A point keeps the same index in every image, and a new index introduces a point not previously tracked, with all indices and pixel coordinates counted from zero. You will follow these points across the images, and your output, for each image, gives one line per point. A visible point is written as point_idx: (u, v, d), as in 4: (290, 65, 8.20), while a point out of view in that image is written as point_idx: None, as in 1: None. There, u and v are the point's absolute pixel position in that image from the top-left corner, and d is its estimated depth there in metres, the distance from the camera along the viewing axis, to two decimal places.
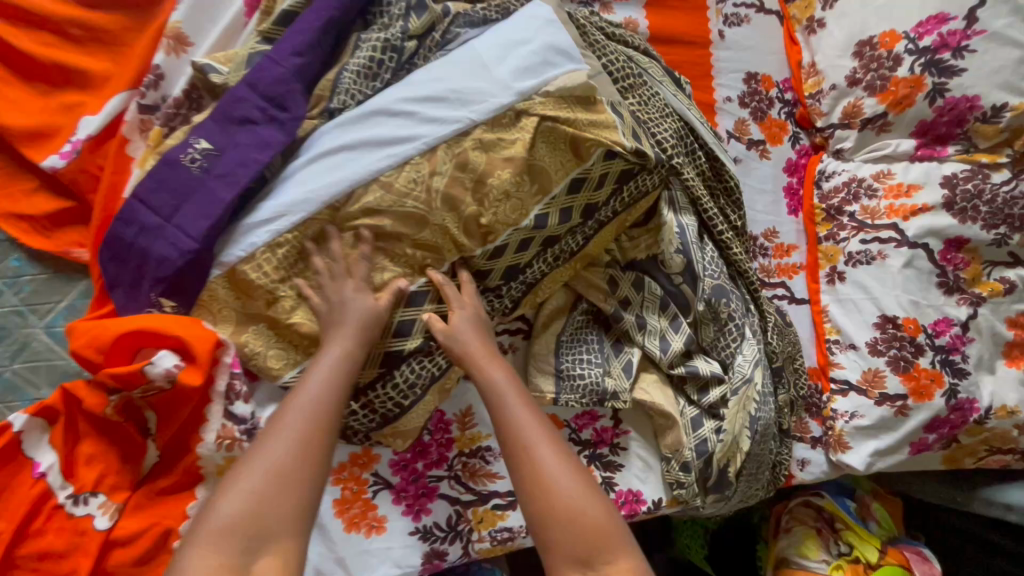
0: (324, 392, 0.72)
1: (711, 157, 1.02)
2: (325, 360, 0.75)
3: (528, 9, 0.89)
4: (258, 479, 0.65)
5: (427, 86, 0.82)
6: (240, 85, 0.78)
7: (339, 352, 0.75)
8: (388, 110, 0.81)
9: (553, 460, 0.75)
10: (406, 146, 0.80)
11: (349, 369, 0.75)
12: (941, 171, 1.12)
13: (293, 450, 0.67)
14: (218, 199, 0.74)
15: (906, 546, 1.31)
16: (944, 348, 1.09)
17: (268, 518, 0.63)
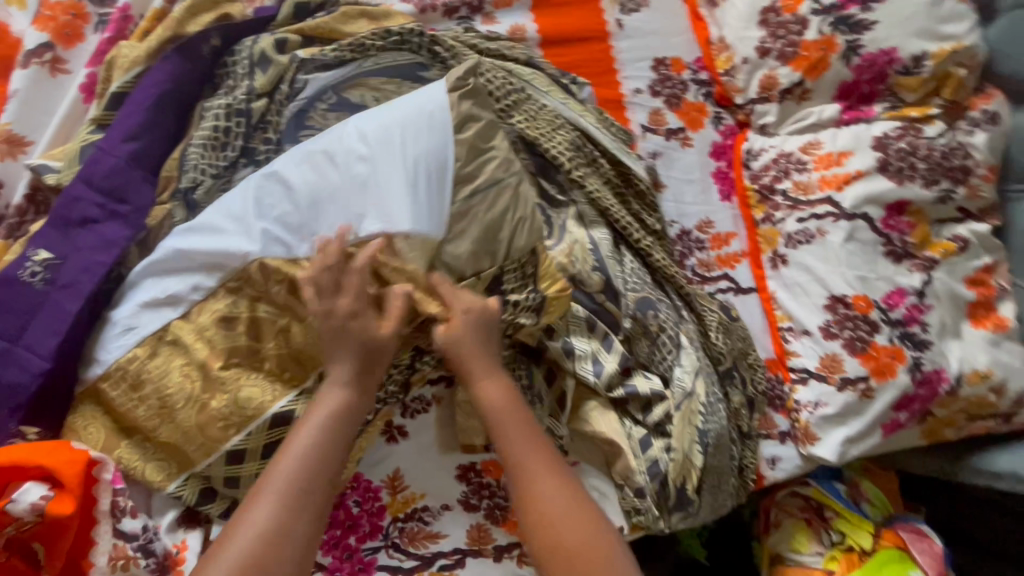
0: (301, 449, 0.69)
1: (615, 163, 0.97)
2: (314, 417, 0.71)
3: (426, 101, 0.80)
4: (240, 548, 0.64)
5: (273, 199, 0.75)
6: (74, 183, 0.74)
7: (327, 412, 0.71)
8: (233, 215, 0.75)
9: (551, 494, 0.77)
10: (227, 256, 0.73)
11: (329, 429, 0.71)
12: (872, 132, 1.04)
13: (273, 502, 0.67)
14: (65, 312, 0.71)
15: (902, 525, 1.23)
16: (900, 321, 1.01)
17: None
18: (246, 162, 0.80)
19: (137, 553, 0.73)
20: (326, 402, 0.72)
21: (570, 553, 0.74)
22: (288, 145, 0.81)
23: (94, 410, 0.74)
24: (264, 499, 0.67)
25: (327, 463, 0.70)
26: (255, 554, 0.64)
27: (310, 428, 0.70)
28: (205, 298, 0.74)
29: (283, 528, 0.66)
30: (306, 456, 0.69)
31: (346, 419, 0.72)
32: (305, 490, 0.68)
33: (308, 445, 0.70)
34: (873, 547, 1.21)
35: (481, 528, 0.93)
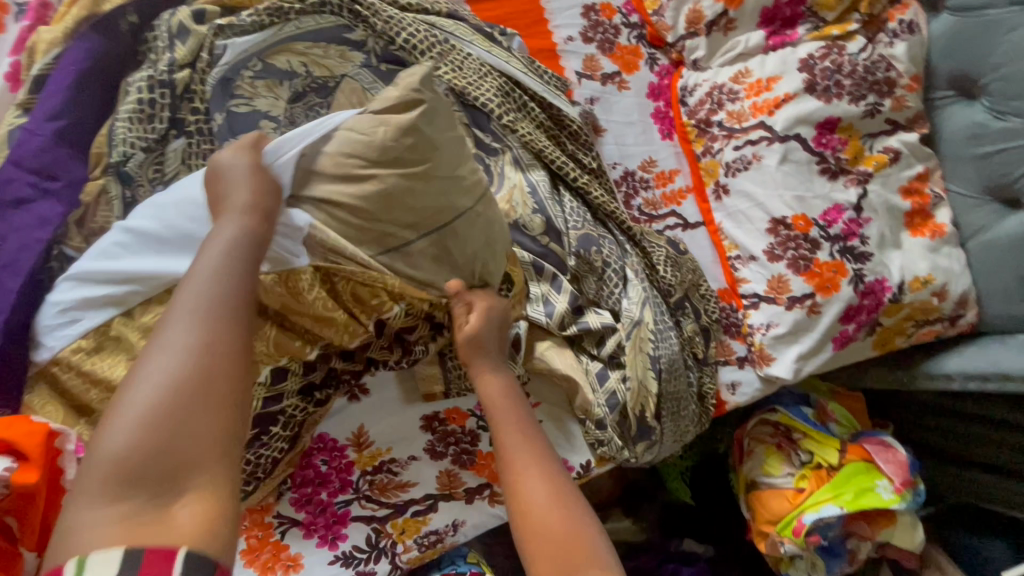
0: (224, 254, 0.58)
1: (545, 106, 0.99)
2: (220, 235, 0.60)
3: (407, 141, 0.75)
4: (150, 383, 0.51)
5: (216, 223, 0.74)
6: (4, 166, 0.75)
7: (237, 227, 0.61)
8: (160, 220, 0.74)
9: (542, 488, 0.71)
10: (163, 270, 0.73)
11: (252, 241, 0.61)
12: (797, 55, 1.06)
13: (194, 321, 0.54)
14: (8, 290, 0.73)
15: (868, 438, 1.27)
16: (840, 236, 1.05)
17: (174, 419, 0.50)
18: (175, 133, 0.84)
19: None
20: (230, 221, 0.62)
21: (549, 546, 0.66)
22: (217, 113, 0.85)
23: (45, 393, 0.76)
24: (172, 316, 0.54)
25: (244, 273, 0.59)
26: (181, 367, 0.51)
27: (218, 244, 0.59)
28: (149, 300, 0.75)
29: (201, 363, 0.52)
30: (237, 263, 0.59)
31: (254, 237, 0.62)
32: (218, 300, 0.55)
33: (214, 262, 0.58)
34: (841, 462, 1.25)
35: (451, 473, 0.96)
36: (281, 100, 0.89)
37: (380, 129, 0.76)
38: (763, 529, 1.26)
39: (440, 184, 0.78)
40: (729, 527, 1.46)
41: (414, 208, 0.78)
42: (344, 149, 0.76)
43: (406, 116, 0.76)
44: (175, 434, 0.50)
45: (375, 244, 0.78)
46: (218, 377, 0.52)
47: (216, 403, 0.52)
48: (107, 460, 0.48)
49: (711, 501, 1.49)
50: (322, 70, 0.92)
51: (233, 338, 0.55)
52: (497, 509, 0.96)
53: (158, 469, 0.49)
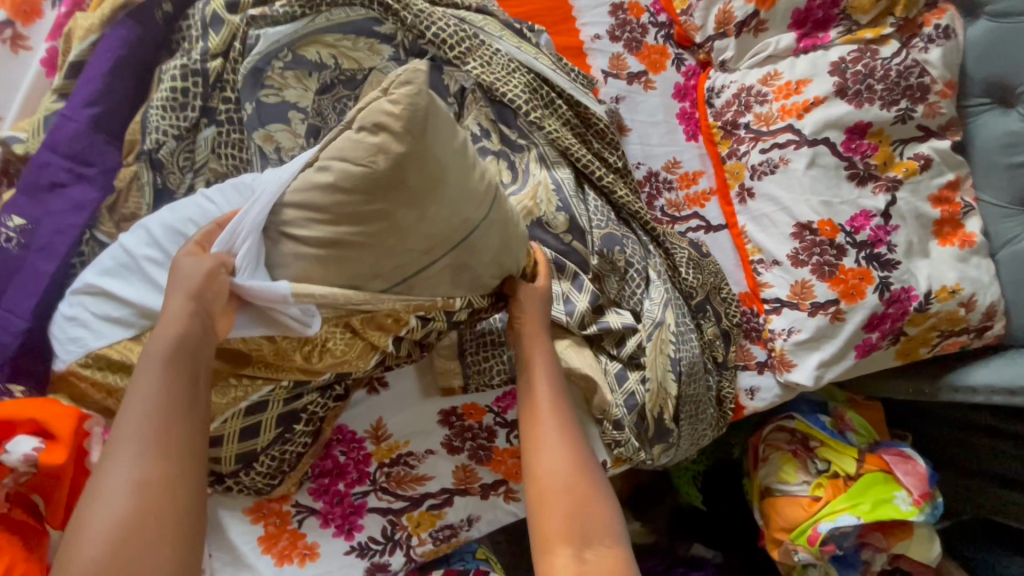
0: (162, 388, 0.62)
1: (573, 104, 0.98)
2: (157, 353, 0.63)
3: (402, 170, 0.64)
4: (103, 533, 0.55)
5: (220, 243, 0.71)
6: (40, 150, 0.77)
7: (172, 349, 0.63)
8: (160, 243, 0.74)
9: (562, 463, 0.74)
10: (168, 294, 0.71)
11: (189, 363, 0.64)
12: (828, 58, 1.05)
13: (139, 467, 0.58)
14: (43, 273, 0.75)
15: (885, 449, 1.26)
16: (867, 243, 1.03)
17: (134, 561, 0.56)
18: (206, 121, 0.85)
19: None
20: (168, 326, 0.64)
21: (561, 517, 0.71)
22: (247, 102, 0.86)
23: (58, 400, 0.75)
24: (121, 463, 0.58)
25: (187, 389, 0.64)
26: (132, 513, 0.57)
27: (159, 361, 0.63)
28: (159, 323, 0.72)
29: (157, 502, 0.58)
30: (175, 393, 0.62)
31: (190, 356, 0.65)
32: (160, 438, 0.60)
33: (151, 398, 0.61)
34: (858, 472, 1.23)
35: (467, 468, 0.96)
36: (310, 91, 0.90)
37: (373, 163, 0.63)
38: (776, 536, 1.25)
39: (450, 203, 0.68)
40: (742, 533, 1.44)
41: (426, 235, 0.69)
42: (338, 179, 0.65)
43: (402, 140, 0.63)
44: (137, 548, 0.56)
45: (391, 275, 0.71)
46: (168, 513, 0.58)
47: (169, 537, 0.58)
48: None
49: (723, 508, 1.48)
50: (350, 62, 0.92)
51: (184, 458, 0.61)
52: (511, 505, 0.97)
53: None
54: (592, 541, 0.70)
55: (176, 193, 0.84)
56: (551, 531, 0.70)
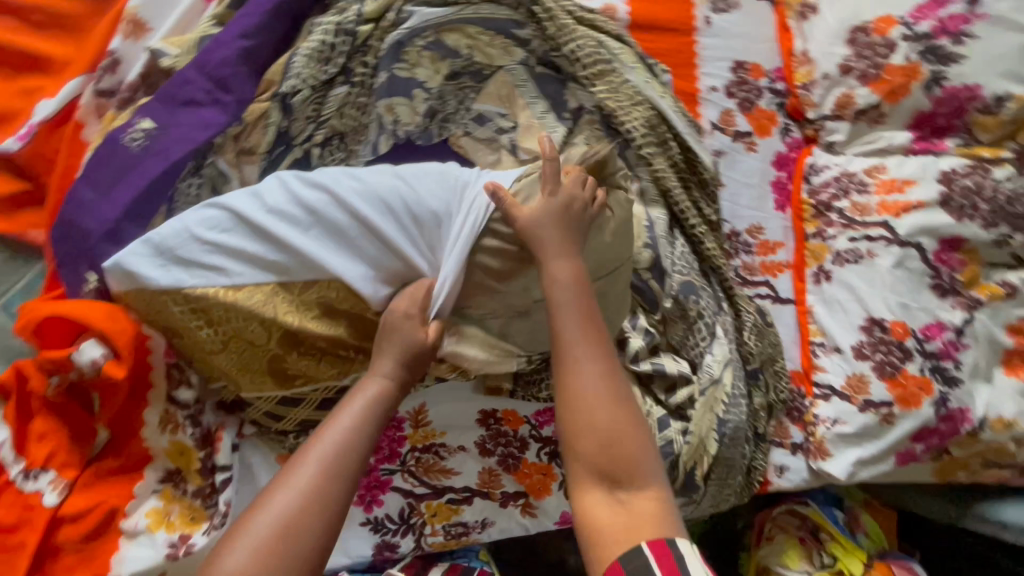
0: (357, 425, 0.71)
1: (684, 148, 1.00)
2: (361, 397, 0.73)
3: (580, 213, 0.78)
4: (272, 523, 0.63)
5: (405, 218, 0.77)
6: (187, 68, 0.80)
7: (379, 388, 0.74)
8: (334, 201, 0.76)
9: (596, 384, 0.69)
10: (336, 256, 0.75)
11: (384, 408, 0.74)
12: (939, 165, 1.05)
13: (320, 476, 0.67)
14: (149, 173, 0.76)
15: (895, 560, 1.24)
16: (935, 354, 1.02)
17: (278, 560, 0.61)
18: (341, 80, 0.88)
19: (186, 421, 0.79)
20: (381, 376, 0.75)
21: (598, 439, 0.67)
22: (382, 71, 0.89)
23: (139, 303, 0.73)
24: (312, 465, 0.67)
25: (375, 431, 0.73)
26: (297, 512, 0.64)
27: (360, 401, 0.73)
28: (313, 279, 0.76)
29: (320, 513, 0.65)
30: (363, 433, 0.71)
31: (387, 404, 0.75)
32: (344, 460, 0.69)
33: (352, 425, 0.71)
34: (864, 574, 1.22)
35: (493, 472, 0.96)
36: (439, 74, 0.93)
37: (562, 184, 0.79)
38: None
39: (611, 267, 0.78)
40: None
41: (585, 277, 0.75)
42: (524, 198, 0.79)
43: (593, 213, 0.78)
44: (276, 557, 0.62)
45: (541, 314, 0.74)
46: (322, 525, 0.65)
47: (311, 548, 0.63)
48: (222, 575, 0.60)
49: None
50: (484, 56, 0.95)
51: (336, 490, 0.67)
52: (526, 520, 0.97)
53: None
54: (624, 482, 0.66)
55: (295, 138, 0.86)
56: (580, 468, 0.67)
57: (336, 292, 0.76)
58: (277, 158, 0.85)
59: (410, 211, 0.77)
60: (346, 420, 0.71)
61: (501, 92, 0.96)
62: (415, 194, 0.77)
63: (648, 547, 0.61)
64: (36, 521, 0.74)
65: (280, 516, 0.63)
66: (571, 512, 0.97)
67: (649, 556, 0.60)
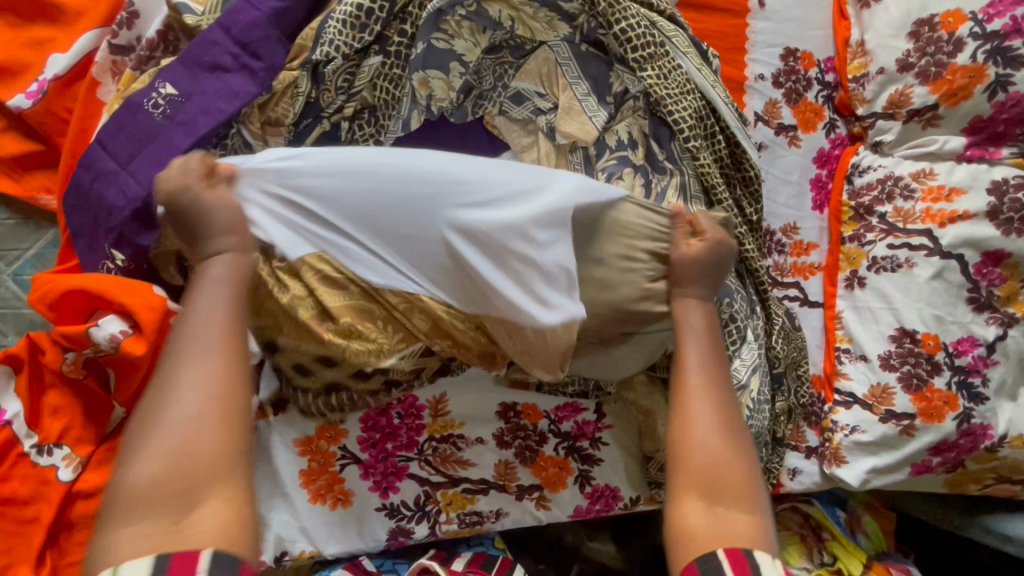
0: (213, 302, 0.61)
1: (731, 143, 0.95)
2: (205, 276, 0.63)
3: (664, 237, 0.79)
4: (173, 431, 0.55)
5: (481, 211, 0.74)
6: (213, 28, 0.73)
7: (225, 259, 0.64)
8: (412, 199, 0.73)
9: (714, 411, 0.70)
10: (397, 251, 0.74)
11: (242, 276, 0.65)
12: (990, 175, 1.01)
13: (211, 364, 0.59)
14: (176, 147, 0.70)
15: (893, 563, 1.26)
16: (964, 369, 1.01)
17: (197, 464, 0.55)
18: (376, 49, 0.83)
19: None
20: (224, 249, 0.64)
21: (709, 463, 0.66)
22: (419, 42, 0.83)
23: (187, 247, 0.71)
24: (190, 359, 0.59)
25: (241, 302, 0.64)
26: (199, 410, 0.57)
27: (205, 286, 0.62)
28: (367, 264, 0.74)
29: (223, 401, 0.58)
30: (227, 308, 0.62)
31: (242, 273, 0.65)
32: (225, 346, 0.60)
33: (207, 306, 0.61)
34: None
35: (508, 465, 0.95)
36: (477, 47, 0.88)
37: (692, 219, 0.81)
38: None
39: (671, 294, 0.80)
40: None
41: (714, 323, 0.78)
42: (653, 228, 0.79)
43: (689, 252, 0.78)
44: (189, 466, 0.55)
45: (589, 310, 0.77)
46: (229, 411, 0.58)
47: (226, 434, 0.57)
48: (130, 489, 0.53)
49: None
50: (526, 29, 0.91)
51: (230, 387, 0.59)
52: (540, 513, 0.96)
53: (175, 489, 0.54)
54: (726, 502, 0.64)
55: (325, 110, 0.80)
56: (683, 481, 0.66)
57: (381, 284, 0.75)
58: (303, 130, 0.80)
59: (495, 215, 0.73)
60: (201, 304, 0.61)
61: (542, 70, 0.92)
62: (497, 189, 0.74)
63: (723, 554, 0.59)
64: (50, 495, 0.74)
65: (186, 415, 0.56)
66: (586, 506, 0.97)
67: (723, 560, 0.59)
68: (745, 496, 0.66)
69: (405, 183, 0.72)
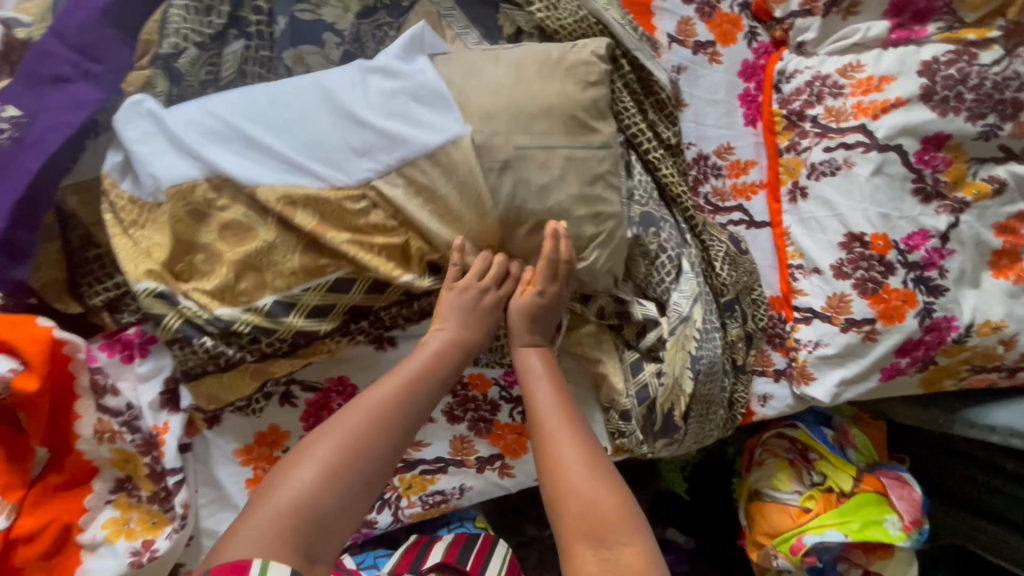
0: (426, 369, 0.75)
1: (636, 67, 0.92)
2: (432, 344, 0.77)
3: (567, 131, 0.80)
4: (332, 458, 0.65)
5: (334, 87, 0.75)
6: (45, 38, 0.69)
7: (446, 339, 0.77)
8: (287, 92, 0.74)
9: (576, 449, 0.72)
10: (283, 138, 0.73)
11: (448, 358, 0.77)
12: (919, 56, 0.96)
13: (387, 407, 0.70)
14: (26, 170, 0.67)
15: (884, 471, 1.23)
16: (918, 265, 0.96)
17: (331, 503, 0.63)
18: (234, 33, 0.77)
19: (123, 427, 0.75)
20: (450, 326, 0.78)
21: (585, 510, 0.67)
22: (279, 17, 0.78)
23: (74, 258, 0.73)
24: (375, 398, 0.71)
25: (440, 376, 0.76)
26: (360, 444, 0.66)
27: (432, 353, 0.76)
28: (257, 157, 0.73)
29: (385, 439, 0.68)
30: (435, 380, 0.75)
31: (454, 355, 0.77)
32: (406, 401, 0.72)
33: (417, 369, 0.75)
34: (853, 490, 1.21)
35: (465, 439, 0.93)
36: (349, 12, 0.82)
37: (595, 90, 0.82)
38: (758, 539, 1.24)
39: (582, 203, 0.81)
40: (721, 529, 1.41)
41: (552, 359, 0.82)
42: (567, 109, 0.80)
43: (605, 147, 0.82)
44: (337, 493, 0.63)
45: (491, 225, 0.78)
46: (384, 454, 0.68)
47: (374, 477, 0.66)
48: (291, 500, 0.61)
49: (708, 500, 1.44)
50: None
51: (384, 434, 0.68)
52: (504, 482, 0.95)
53: (308, 510, 0.61)
54: (609, 541, 0.65)
55: None
56: (568, 524, 0.67)
57: (277, 172, 0.73)
58: None
59: (335, 88, 0.75)
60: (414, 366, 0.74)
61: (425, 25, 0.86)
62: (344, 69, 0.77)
63: None
64: None
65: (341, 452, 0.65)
66: None
67: None
68: (624, 528, 0.66)
69: (276, 95, 0.74)
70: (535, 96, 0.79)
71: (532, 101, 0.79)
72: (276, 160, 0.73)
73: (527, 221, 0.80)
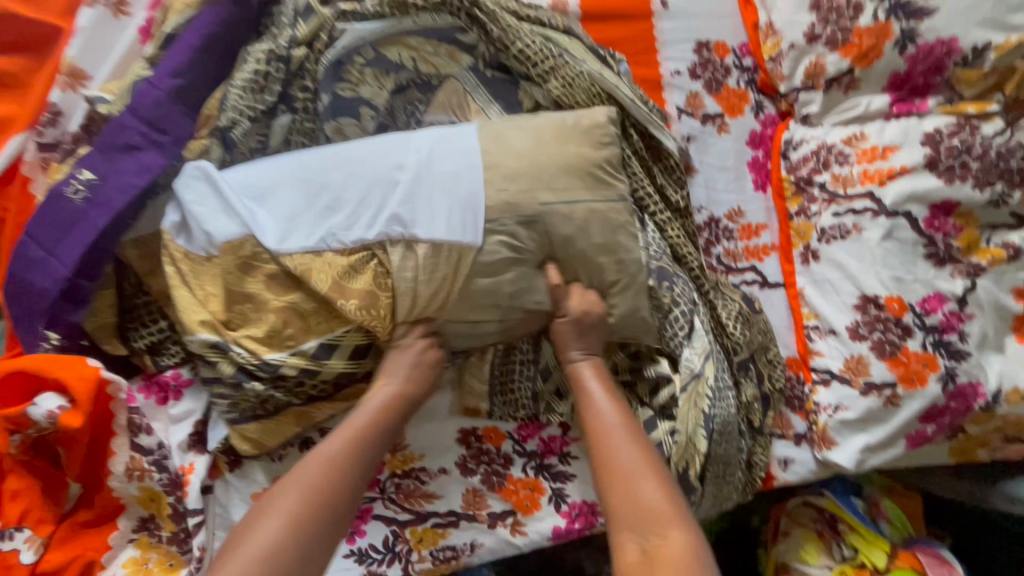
0: (371, 420, 0.79)
1: (647, 137, 0.99)
2: (376, 398, 0.80)
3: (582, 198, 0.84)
4: (290, 503, 0.70)
5: (373, 163, 0.82)
6: (123, 114, 0.80)
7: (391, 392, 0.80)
8: (324, 161, 0.82)
9: (633, 454, 0.78)
10: (320, 206, 0.80)
11: (397, 408, 0.81)
12: (922, 127, 1.00)
13: (338, 452, 0.75)
14: (95, 227, 0.76)
15: (921, 548, 1.15)
16: (937, 328, 0.96)
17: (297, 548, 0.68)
18: (282, 108, 0.88)
19: (152, 466, 0.78)
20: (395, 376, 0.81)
21: (639, 509, 0.73)
22: (324, 93, 0.88)
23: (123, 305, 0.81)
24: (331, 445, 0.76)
25: (391, 421, 0.80)
26: (314, 491, 0.71)
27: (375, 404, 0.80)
28: (295, 224, 0.80)
29: (338, 486, 0.73)
30: (384, 426, 0.79)
31: (400, 405, 0.81)
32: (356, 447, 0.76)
33: (365, 420, 0.79)
34: (888, 566, 1.13)
35: (477, 493, 0.93)
36: (384, 89, 0.91)
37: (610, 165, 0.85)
38: None
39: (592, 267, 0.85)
40: None
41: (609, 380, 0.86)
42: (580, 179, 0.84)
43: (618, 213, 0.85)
44: (300, 535, 0.69)
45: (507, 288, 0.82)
46: (342, 498, 0.73)
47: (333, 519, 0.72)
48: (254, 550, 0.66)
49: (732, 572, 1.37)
50: (429, 66, 0.94)
51: (344, 475, 0.74)
52: (517, 540, 0.93)
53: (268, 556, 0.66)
54: (653, 535, 0.70)
55: None
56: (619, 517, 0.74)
57: (311, 237, 0.79)
58: None
59: (374, 164, 0.81)
60: (360, 419, 0.78)
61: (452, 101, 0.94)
62: (382, 143, 0.83)
63: None
64: None
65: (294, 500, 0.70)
66: (564, 527, 0.93)
67: None
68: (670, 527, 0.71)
69: (318, 165, 0.82)
70: (551, 174, 0.83)
71: (547, 181, 0.83)
72: (312, 228, 0.80)
73: (542, 281, 0.84)
